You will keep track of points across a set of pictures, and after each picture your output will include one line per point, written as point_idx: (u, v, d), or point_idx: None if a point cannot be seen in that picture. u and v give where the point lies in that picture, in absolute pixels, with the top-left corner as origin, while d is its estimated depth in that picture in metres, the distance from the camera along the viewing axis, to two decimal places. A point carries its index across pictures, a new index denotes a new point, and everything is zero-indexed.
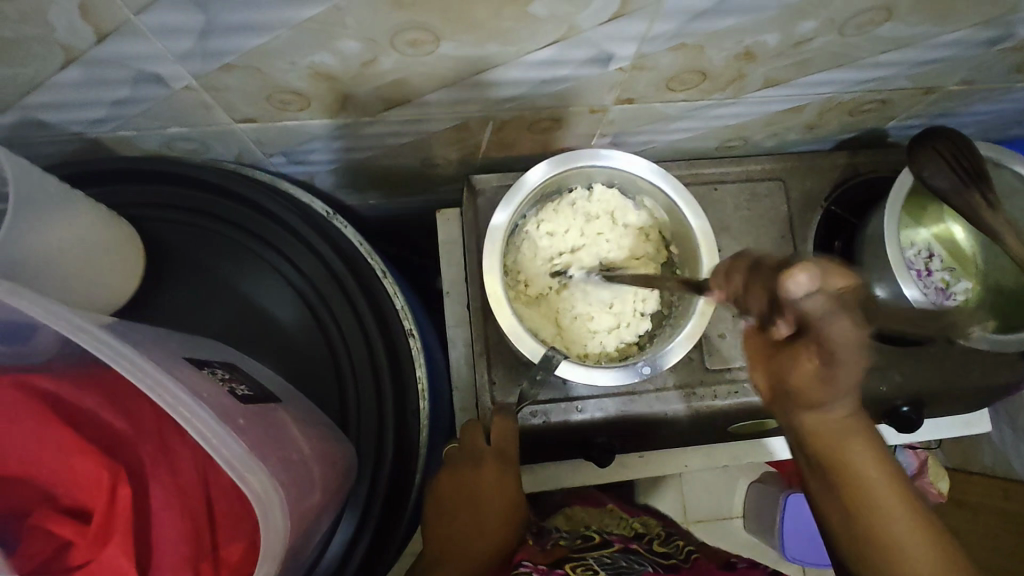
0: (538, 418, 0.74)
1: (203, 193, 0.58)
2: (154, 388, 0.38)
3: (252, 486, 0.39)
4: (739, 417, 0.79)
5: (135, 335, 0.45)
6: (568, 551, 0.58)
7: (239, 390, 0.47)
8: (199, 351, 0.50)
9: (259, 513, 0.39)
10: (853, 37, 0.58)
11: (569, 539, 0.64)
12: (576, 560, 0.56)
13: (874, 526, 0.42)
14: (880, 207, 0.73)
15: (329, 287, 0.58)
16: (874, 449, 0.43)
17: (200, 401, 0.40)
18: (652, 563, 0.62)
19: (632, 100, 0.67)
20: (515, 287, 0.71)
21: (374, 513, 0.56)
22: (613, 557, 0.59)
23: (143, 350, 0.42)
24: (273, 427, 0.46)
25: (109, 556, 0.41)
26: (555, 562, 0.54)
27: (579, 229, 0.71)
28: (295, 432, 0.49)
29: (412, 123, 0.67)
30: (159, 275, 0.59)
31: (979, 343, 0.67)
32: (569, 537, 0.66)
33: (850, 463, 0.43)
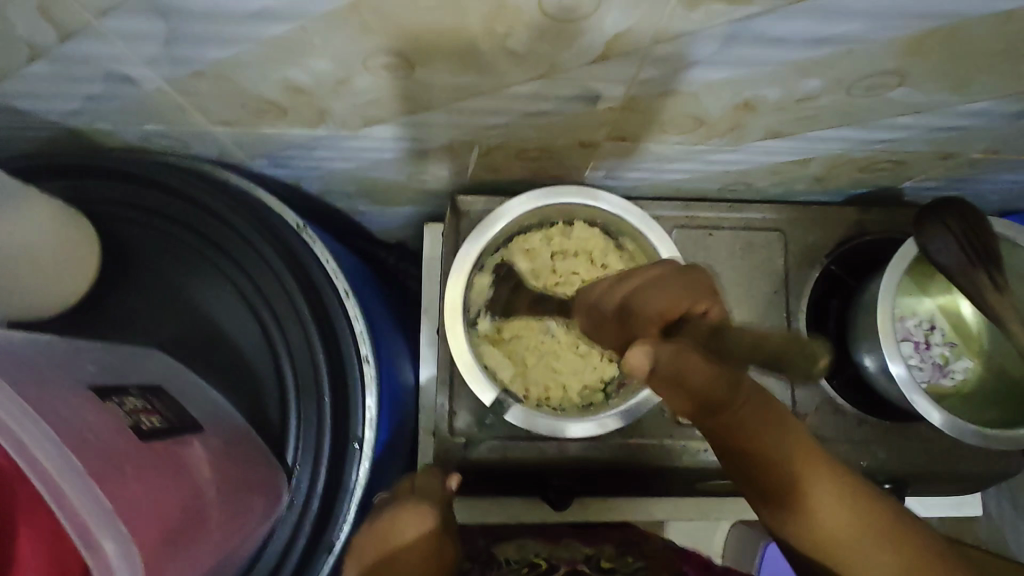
0: (494, 453, 0.71)
1: (166, 196, 0.57)
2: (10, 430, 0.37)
3: (106, 552, 0.37)
4: (709, 475, 0.76)
5: (39, 361, 0.44)
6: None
7: (145, 424, 0.45)
8: (111, 378, 0.48)
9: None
10: (864, 99, 0.54)
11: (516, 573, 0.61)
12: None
13: (807, 506, 0.43)
14: (881, 275, 0.69)
15: (283, 307, 0.57)
16: (785, 427, 0.43)
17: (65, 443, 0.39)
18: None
19: (625, 139, 0.63)
20: (479, 329, 0.67)
21: (299, 546, 0.53)
22: None
23: (27, 387, 0.41)
24: (162, 469, 0.44)
25: None
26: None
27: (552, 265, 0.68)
28: (197, 472, 0.48)
29: (395, 140, 0.65)
30: (116, 276, 0.59)
31: (966, 435, 0.63)
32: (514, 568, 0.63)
33: (764, 445, 0.42)
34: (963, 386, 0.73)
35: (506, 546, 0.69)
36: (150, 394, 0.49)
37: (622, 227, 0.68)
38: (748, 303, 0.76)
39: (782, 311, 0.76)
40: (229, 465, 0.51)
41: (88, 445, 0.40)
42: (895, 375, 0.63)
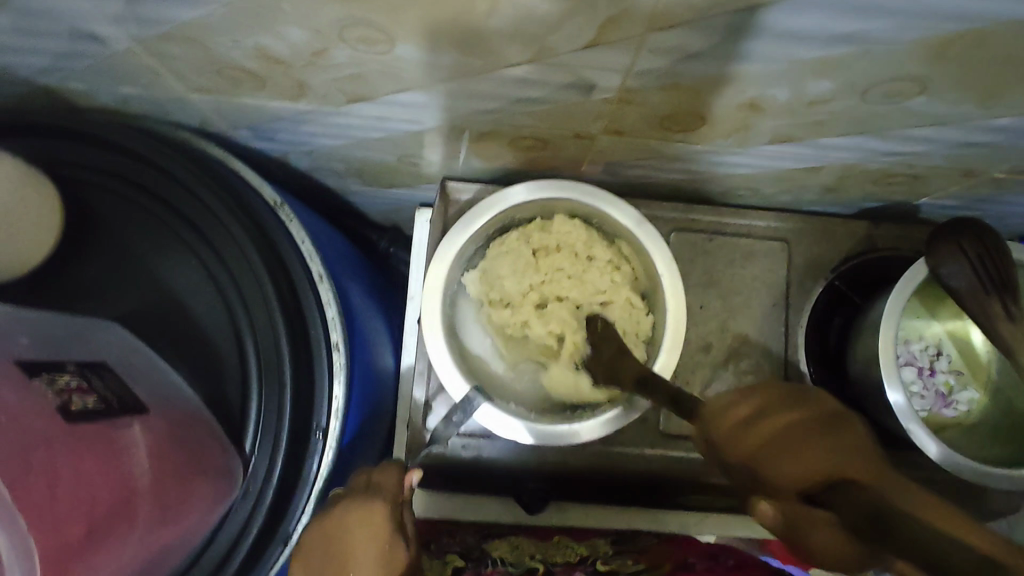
0: (468, 451, 0.69)
1: (135, 163, 0.54)
2: None
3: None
4: (689, 489, 0.73)
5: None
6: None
7: (77, 404, 0.45)
8: (49, 353, 0.48)
9: None
10: (876, 105, 0.50)
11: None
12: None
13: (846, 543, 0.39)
14: (885, 295, 0.65)
15: (251, 286, 0.54)
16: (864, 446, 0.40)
17: None
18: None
19: (622, 133, 0.60)
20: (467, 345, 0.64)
21: (250, 537, 0.49)
22: None
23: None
24: (87, 452, 0.44)
25: None
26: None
27: (536, 260, 0.64)
28: (137, 456, 0.47)
29: (381, 120, 0.62)
30: (79, 246, 0.57)
31: (966, 472, 0.59)
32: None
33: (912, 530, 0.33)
34: (965, 418, 0.69)
35: (496, 545, 0.67)
36: (90, 371, 0.49)
37: (614, 227, 0.65)
38: (743, 314, 0.73)
39: (778, 325, 0.73)
40: (171, 453, 0.49)
41: None
42: (892, 403, 0.59)
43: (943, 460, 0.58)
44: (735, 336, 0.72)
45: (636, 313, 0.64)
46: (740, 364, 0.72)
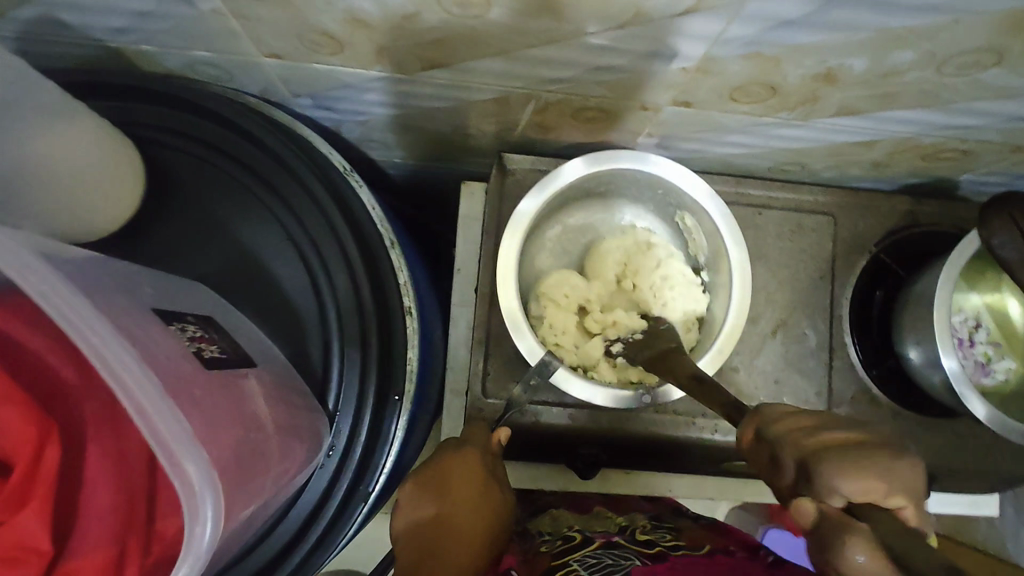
0: (527, 417, 0.71)
1: (218, 127, 0.55)
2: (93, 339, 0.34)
3: (188, 475, 0.35)
4: (736, 455, 0.76)
5: (94, 274, 0.41)
6: (550, 561, 0.51)
7: (205, 352, 0.44)
8: (168, 303, 0.46)
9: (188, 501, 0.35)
10: (951, 77, 0.52)
11: (549, 546, 0.56)
12: (560, 570, 0.48)
13: None
14: (935, 267, 0.67)
15: (333, 252, 0.55)
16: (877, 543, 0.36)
17: (151, 363, 0.37)
18: (638, 553, 0.52)
19: (689, 104, 0.61)
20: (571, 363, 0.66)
21: (337, 492, 0.53)
22: (598, 555, 0.51)
23: (93, 296, 0.38)
24: (231, 397, 0.43)
25: (24, 528, 0.37)
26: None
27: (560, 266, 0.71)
28: (258, 403, 0.46)
29: (448, 88, 0.63)
30: (157, 209, 0.57)
31: (1009, 431, 0.62)
32: (549, 542, 0.57)
33: None
34: (1003, 387, 0.71)
35: (539, 520, 0.66)
36: (206, 324, 0.47)
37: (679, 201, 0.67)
38: (791, 285, 0.75)
39: (824, 297, 0.75)
40: (278, 405, 0.49)
41: (161, 365, 0.38)
42: (947, 369, 0.62)
43: (991, 422, 0.62)
44: (783, 306, 0.74)
45: (691, 284, 0.69)
46: (788, 335, 0.74)
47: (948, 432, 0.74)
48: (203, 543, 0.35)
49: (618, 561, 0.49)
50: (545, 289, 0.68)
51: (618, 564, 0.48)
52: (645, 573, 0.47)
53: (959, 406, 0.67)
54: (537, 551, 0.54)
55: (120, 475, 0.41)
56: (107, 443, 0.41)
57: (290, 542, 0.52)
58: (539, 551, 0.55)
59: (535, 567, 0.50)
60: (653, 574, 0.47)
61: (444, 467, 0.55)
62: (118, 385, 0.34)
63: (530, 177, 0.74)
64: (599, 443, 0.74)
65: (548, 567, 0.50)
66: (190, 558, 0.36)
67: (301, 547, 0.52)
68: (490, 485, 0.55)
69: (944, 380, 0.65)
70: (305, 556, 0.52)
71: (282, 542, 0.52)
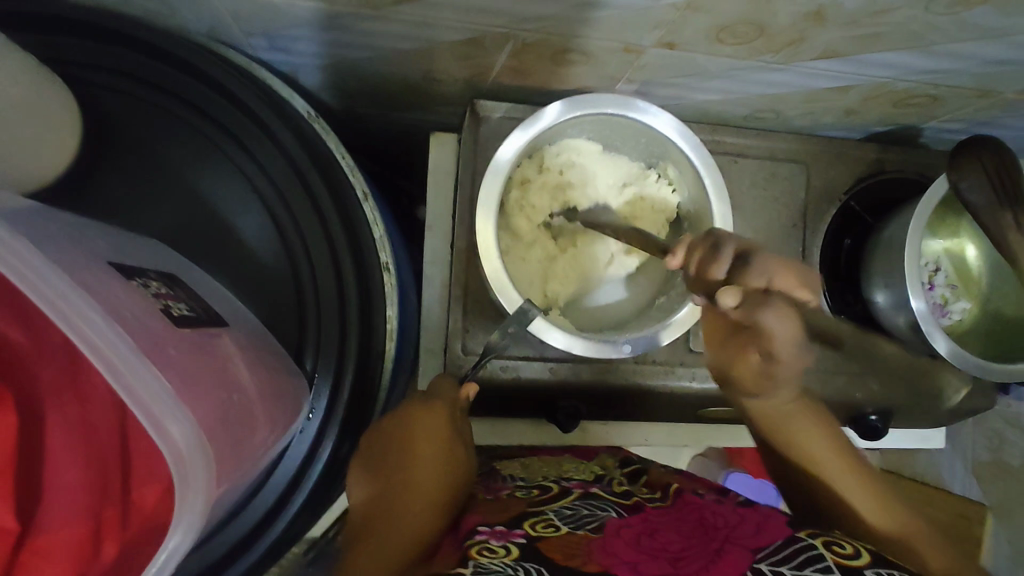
0: (506, 372, 0.70)
1: (164, 66, 0.50)
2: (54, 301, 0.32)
3: (176, 441, 0.34)
4: (711, 402, 0.77)
5: (48, 228, 0.38)
6: (525, 505, 0.50)
7: (174, 309, 0.40)
8: (128, 258, 0.42)
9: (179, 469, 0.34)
10: (937, 16, 0.52)
11: (524, 492, 0.55)
12: (536, 516, 0.48)
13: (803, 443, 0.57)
14: (905, 211, 0.68)
15: (304, 204, 0.52)
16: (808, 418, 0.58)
17: (120, 325, 0.34)
18: (614, 504, 0.51)
19: (674, 46, 0.59)
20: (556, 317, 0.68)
21: (323, 453, 0.52)
22: (574, 506, 0.51)
23: (44, 249, 0.35)
24: (208, 360, 0.41)
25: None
26: (511, 522, 0.46)
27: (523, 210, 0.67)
28: (237, 365, 0.44)
29: (419, 26, 0.57)
30: (99, 154, 0.52)
31: (971, 367, 0.65)
32: (523, 488, 0.56)
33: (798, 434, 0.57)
34: (960, 326, 0.75)
35: (509, 464, 0.65)
36: (171, 281, 0.44)
37: (665, 152, 0.67)
38: (764, 233, 0.75)
39: (797, 244, 0.76)
40: (257, 362, 0.46)
41: (132, 325, 0.35)
42: (914, 310, 0.65)
43: (953, 357, 0.64)
44: None
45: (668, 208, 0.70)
46: None
47: None
48: (197, 508, 0.34)
49: (594, 512, 0.49)
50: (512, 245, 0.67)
51: (593, 515, 0.48)
52: (617, 524, 0.46)
53: (920, 346, 0.70)
54: (512, 495, 0.53)
55: (91, 449, 0.38)
56: (70, 414, 0.38)
57: (273, 508, 0.51)
58: (515, 494, 0.54)
59: (509, 513, 0.49)
60: (626, 525, 0.46)
61: (411, 415, 0.52)
62: (88, 350, 0.32)
63: (505, 125, 0.71)
64: (577, 395, 0.73)
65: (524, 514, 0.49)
66: (182, 530, 0.34)
67: (288, 510, 0.51)
68: (455, 442, 0.52)
69: (908, 321, 0.68)
70: (290, 520, 0.51)
71: (265, 507, 0.51)
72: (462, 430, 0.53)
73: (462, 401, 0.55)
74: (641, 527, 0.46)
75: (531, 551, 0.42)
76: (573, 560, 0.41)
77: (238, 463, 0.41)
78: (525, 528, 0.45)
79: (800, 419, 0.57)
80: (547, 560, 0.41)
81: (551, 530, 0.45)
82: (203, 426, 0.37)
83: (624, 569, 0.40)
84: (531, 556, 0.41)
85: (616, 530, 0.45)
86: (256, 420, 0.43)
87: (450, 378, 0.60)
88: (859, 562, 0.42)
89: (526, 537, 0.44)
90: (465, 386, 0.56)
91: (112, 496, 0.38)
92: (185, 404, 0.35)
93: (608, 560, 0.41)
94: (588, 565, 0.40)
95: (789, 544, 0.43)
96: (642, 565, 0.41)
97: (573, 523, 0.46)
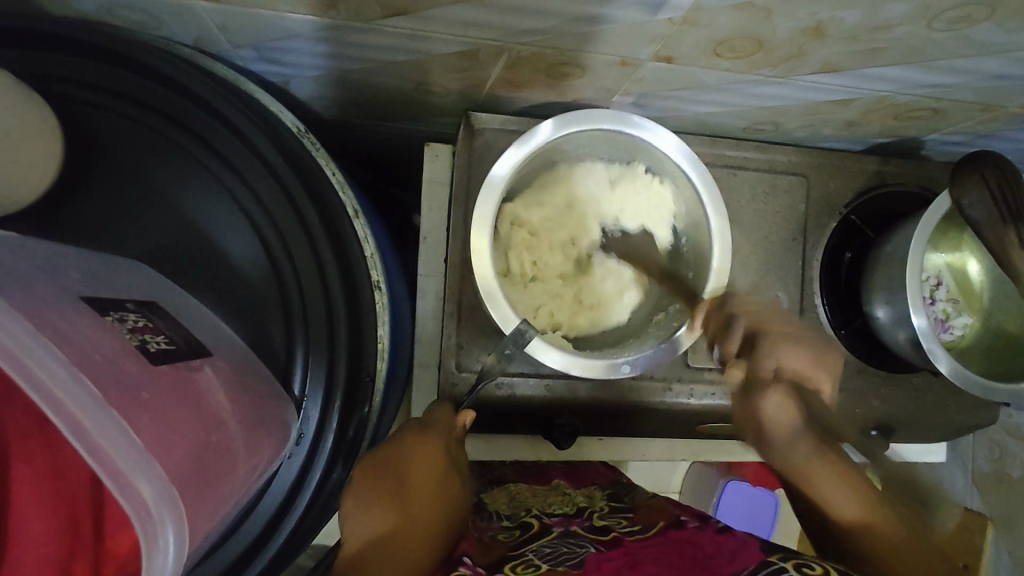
0: (501, 389, 0.69)
1: (145, 86, 0.48)
2: (16, 349, 0.31)
3: (140, 494, 0.32)
4: (709, 418, 0.76)
5: (17, 270, 0.37)
6: (507, 548, 0.49)
7: (151, 344, 0.40)
8: (104, 289, 0.42)
9: (145, 525, 0.32)
10: (939, 32, 0.51)
11: (506, 534, 0.54)
12: (516, 558, 0.47)
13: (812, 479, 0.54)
14: (906, 226, 0.67)
15: (292, 225, 0.50)
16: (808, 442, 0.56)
17: (87, 372, 0.33)
18: (593, 540, 0.50)
19: (671, 60, 0.57)
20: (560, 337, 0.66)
21: (311, 480, 0.51)
22: (553, 546, 0.50)
23: (9, 295, 0.34)
24: (186, 399, 0.39)
25: None
26: (493, 564, 0.45)
27: (521, 241, 0.66)
28: (218, 401, 0.42)
29: (412, 40, 0.56)
30: (79, 176, 0.51)
31: (972, 386, 0.64)
32: (506, 529, 0.55)
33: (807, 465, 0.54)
34: (961, 341, 0.74)
35: (495, 494, 0.64)
36: (147, 310, 0.43)
37: (663, 166, 0.66)
38: (763, 246, 0.74)
39: (796, 257, 0.75)
40: (243, 399, 0.45)
41: (100, 370, 0.34)
42: (914, 326, 0.63)
43: (954, 376, 0.63)
44: (756, 268, 0.74)
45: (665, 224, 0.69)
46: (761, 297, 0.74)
47: (908, 387, 0.76)
48: (165, 571, 0.33)
49: (574, 549, 0.48)
50: (513, 275, 0.65)
51: (574, 552, 0.47)
52: (597, 560, 0.45)
53: (921, 363, 0.68)
54: (495, 537, 0.53)
55: (60, 501, 0.37)
56: (39, 465, 0.37)
57: (260, 537, 0.50)
58: (495, 537, 0.53)
59: (492, 553, 0.48)
60: (605, 562, 0.45)
61: (406, 444, 0.52)
62: (51, 401, 0.31)
63: (500, 138, 0.69)
64: (574, 412, 0.72)
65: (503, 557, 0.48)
66: None
67: (272, 543, 0.50)
68: (450, 474, 0.52)
69: (909, 338, 0.66)
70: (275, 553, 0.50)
71: (249, 539, 0.50)
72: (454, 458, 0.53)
73: (457, 429, 0.57)
74: (623, 562, 0.45)
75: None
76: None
77: (215, 507, 0.39)
78: (506, 570, 0.44)
79: (812, 462, 0.55)
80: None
81: (532, 569, 0.44)
82: (173, 477, 0.35)
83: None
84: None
85: (596, 566, 0.44)
86: (235, 459, 0.42)
87: (446, 408, 0.60)
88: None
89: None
90: (460, 415, 0.58)
91: (81, 541, 0.37)
92: (153, 454, 0.34)
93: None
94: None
95: (763, 571, 0.41)
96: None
97: (553, 562, 0.45)
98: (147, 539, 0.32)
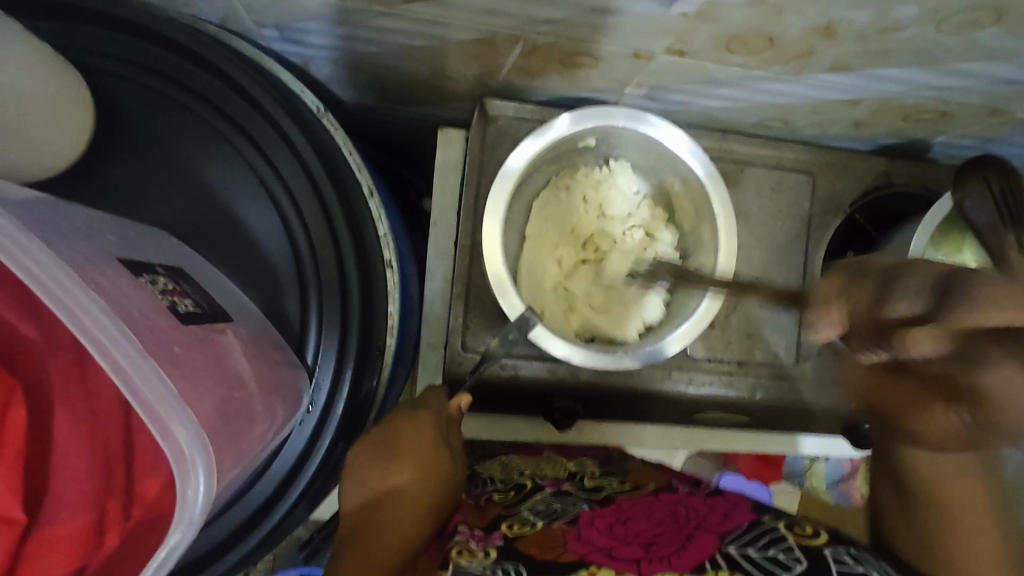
0: (506, 371, 0.72)
1: (175, 58, 0.50)
2: (64, 301, 0.33)
3: (175, 438, 0.34)
4: (706, 407, 0.78)
5: (56, 227, 0.39)
6: (503, 507, 0.53)
7: (180, 306, 0.42)
8: (134, 252, 0.44)
9: (180, 470, 0.35)
10: (949, 35, 0.52)
11: (502, 495, 0.57)
12: (512, 516, 0.51)
13: (942, 516, 0.51)
14: (910, 226, 0.68)
15: (309, 201, 0.52)
16: (971, 472, 0.50)
17: (125, 323, 0.35)
18: (587, 499, 0.53)
19: (684, 54, 0.58)
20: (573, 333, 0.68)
21: (319, 449, 0.53)
22: (549, 503, 0.53)
23: (55, 247, 0.36)
24: (212, 359, 0.42)
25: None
26: (489, 522, 0.50)
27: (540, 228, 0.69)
28: (240, 363, 0.45)
29: (431, 25, 0.57)
30: (108, 148, 0.53)
31: None
32: (501, 491, 0.59)
33: (936, 484, 0.51)
34: None
35: (490, 465, 0.67)
36: (177, 275, 0.45)
37: (672, 163, 0.68)
38: (767, 241, 0.76)
39: (799, 254, 0.76)
40: (260, 361, 0.47)
41: (136, 323, 0.36)
42: None
43: None
44: (759, 262, 0.75)
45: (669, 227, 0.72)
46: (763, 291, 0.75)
47: None
48: (195, 505, 0.35)
49: (567, 507, 0.51)
50: (530, 255, 0.69)
51: (567, 510, 0.50)
52: (591, 515, 0.49)
53: None
54: (491, 498, 0.56)
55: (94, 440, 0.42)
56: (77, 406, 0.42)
57: (266, 503, 0.52)
58: (491, 498, 0.57)
59: (486, 513, 0.51)
60: (600, 516, 0.48)
61: (396, 424, 0.53)
62: (94, 348, 0.33)
63: (513, 125, 0.71)
64: (573, 394, 0.74)
65: (501, 515, 0.51)
66: (178, 529, 0.35)
67: (282, 506, 0.52)
68: (443, 452, 0.53)
69: None
70: (285, 516, 0.53)
71: (258, 501, 0.52)
72: (446, 437, 0.54)
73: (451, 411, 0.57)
74: (614, 518, 0.48)
75: (509, 549, 0.44)
76: (547, 553, 0.43)
77: (236, 457, 0.42)
78: (503, 529, 0.48)
79: (959, 478, 0.50)
80: (523, 554, 0.44)
81: (527, 527, 0.48)
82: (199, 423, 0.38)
83: (598, 556, 0.42)
84: (508, 554, 0.44)
85: (590, 520, 0.47)
86: (256, 416, 0.44)
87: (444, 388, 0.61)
88: (819, 541, 0.44)
89: (504, 538, 0.46)
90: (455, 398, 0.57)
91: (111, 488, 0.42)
92: (185, 400, 0.37)
93: (584, 548, 0.43)
94: (564, 556, 0.43)
95: (754, 531, 0.44)
96: (616, 550, 0.43)
97: (547, 519, 0.49)
98: (179, 483, 0.35)
